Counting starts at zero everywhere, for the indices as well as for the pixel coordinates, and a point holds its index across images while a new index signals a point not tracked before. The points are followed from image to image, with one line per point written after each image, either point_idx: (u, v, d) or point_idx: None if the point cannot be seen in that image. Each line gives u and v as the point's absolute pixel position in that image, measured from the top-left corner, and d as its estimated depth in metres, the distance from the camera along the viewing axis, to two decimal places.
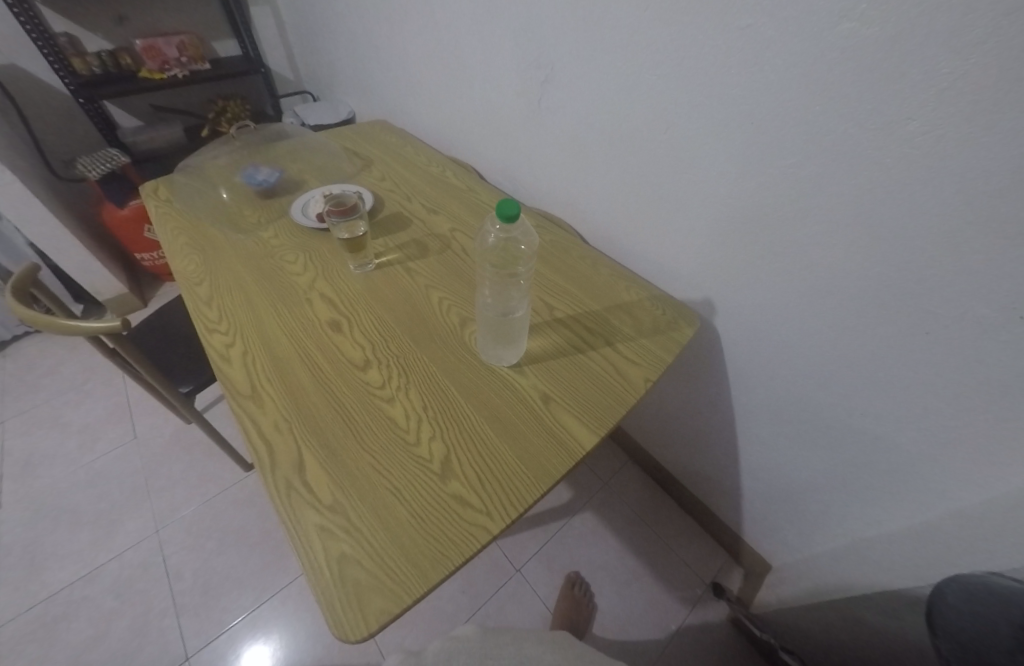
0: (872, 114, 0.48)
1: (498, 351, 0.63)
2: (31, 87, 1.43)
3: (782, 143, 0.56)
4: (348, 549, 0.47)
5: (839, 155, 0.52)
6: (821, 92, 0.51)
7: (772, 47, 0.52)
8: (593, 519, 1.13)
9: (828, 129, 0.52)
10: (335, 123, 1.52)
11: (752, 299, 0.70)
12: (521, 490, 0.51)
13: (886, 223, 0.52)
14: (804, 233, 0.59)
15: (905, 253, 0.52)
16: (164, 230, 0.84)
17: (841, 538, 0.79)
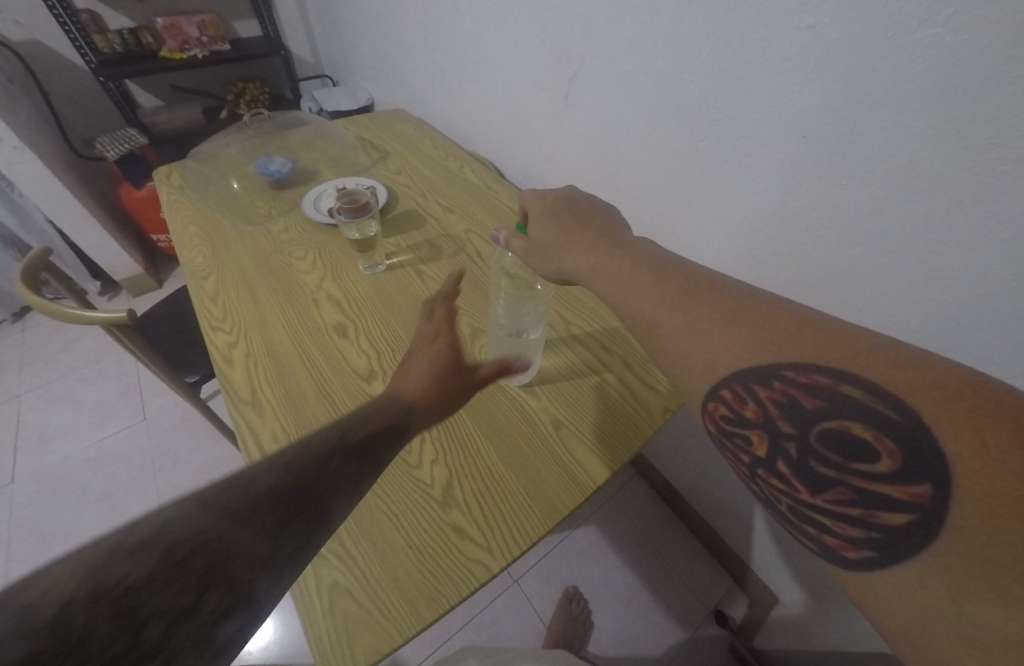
0: (948, 137, 0.39)
1: (509, 369, 0.60)
2: (54, 63, 1.42)
3: (835, 162, 0.48)
4: (341, 577, 0.44)
5: (902, 182, 0.43)
6: (888, 106, 0.42)
7: (830, 54, 0.44)
8: (596, 534, 1.10)
9: (892, 151, 0.43)
10: (353, 110, 1.49)
11: None
12: (526, 525, 0.48)
13: (939, 270, 0.44)
14: (842, 267, 0.52)
15: (958, 306, 0.44)
16: (175, 217, 0.82)
17: None
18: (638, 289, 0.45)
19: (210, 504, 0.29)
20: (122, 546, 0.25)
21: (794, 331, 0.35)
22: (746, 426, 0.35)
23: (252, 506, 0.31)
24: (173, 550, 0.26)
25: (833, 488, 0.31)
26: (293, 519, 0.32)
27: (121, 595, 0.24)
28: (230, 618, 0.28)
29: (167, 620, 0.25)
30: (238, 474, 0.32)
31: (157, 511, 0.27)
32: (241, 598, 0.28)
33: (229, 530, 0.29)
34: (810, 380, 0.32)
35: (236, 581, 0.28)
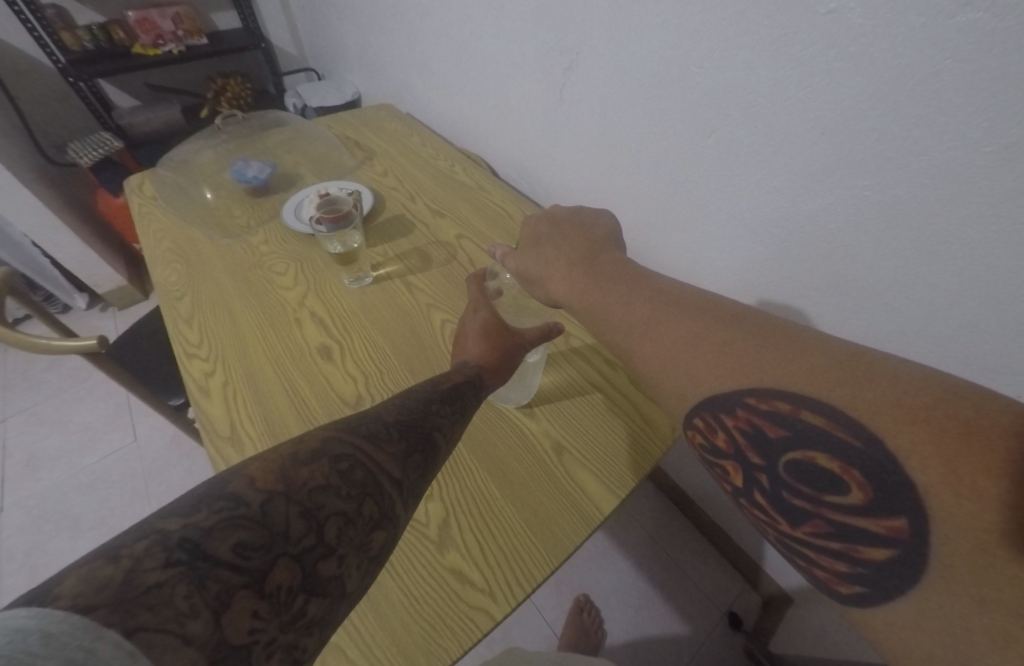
0: (989, 137, 0.34)
1: (504, 392, 0.56)
2: (22, 65, 1.36)
3: (858, 163, 0.43)
4: (333, 634, 0.41)
5: (934, 185, 0.39)
6: (920, 102, 0.37)
7: (853, 44, 0.39)
8: (604, 541, 1.07)
9: (925, 152, 0.38)
10: (339, 105, 1.42)
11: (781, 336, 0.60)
12: (530, 564, 0.44)
13: (974, 281, 0.39)
14: (864, 276, 0.47)
15: (995, 318, 0.39)
16: (147, 232, 0.77)
17: None
18: (602, 312, 0.42)
19: (350, 430, 0.32)
20: (297, 455, 0.29)
21: (762, 345, 0.31)
22: (720, 456, 0.33)
23: (384, 437, 0.33)
24: (335, 463, 0.29)
25: (810, 520, 0.28)
26: (417, 452, 0.34)
27: (302, 496, 0.26)
28: (381, 534, 0.29)
29: (339, 523, 0.27)
30: (371, 410, 0.35)
31: (317, 430, 0.31)
32: (389, 518, 0.30)
33: (373, 453, 0.31)
34: (773, 406, 0.29)
35: (383, 502, 0.30)
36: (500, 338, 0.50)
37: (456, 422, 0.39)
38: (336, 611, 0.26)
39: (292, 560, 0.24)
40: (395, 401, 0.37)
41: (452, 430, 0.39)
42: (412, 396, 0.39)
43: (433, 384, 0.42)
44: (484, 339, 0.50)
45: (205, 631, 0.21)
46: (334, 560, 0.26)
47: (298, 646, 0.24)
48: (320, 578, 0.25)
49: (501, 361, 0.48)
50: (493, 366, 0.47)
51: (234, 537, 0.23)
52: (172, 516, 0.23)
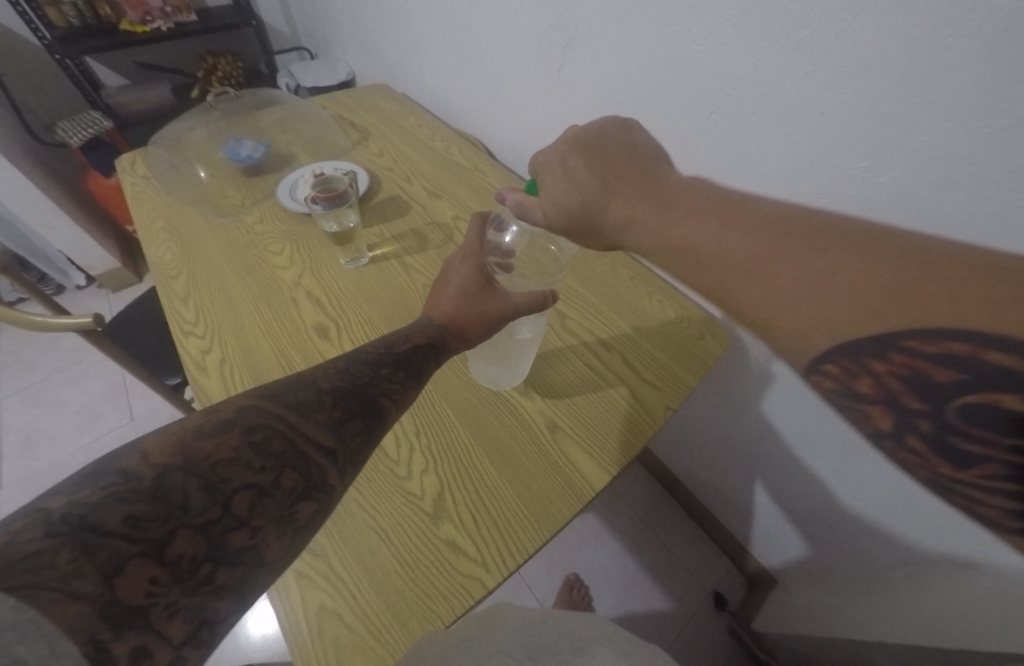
0: (979, 117, 0.34)
1: (492, 369, 0.55)
2: (7, 41, 1.32)
3: (853, 144, 0.43)
4: (330, 601, 0.42)
5: (927, 166, 0.39)
6: (913, 81, 0.37)
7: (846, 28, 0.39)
8: (596, 521, 1.09)
9: (918, 131, 0.38)
10: (333, 85, 1.40)
11: None
12: (523, 537, 0.45)
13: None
14: None
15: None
16: (141, 210, 0.77)
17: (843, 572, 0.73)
18: (689, 249, 0.36)
19: (275, 400, 0.33)
20: (205, 428, 0.29)
21: (927, 269, 0.26)
22: (861, 401, 0.28)
23: (314, 407, 0.34)
24: (247, 434, 0.30)
25: (981, 464, 0.24)
26: (353, 420, 0.35)
27: (205, 470, 0.27)
28: (307, 504, 0.30)
29: (250, 495, 0.28)
30: (301, 380, 0.36)
31: (234, 401, 0.32)
32: (316, 485, 0.31)
33: (295, 423, 0.32)
34: (943, 346, 0.24)
35: (307, 471, 0.31)
36: (474, 301, 0.49)
37: (406, 391, 0.41)
38: (255, 578, 0.27)
39: (195, 529, 0.25)
40: (330, 369, 0.38)
41: (404, 397, 0.40)
42: (353, 364, 0.40)
43: (383, 351, 0.42)
44: (457, 300, 0.50)
45: (96, 589, 0.21)
46: (245, 531, 0.27)
47: (208, 609, 0.25)
48: (231, 548, 0.26)
49: (472, 325, 0.48)
50: (463, 330, 0.48)
51: (126, 509, 0.24)
52: (59, 493, 0.24)
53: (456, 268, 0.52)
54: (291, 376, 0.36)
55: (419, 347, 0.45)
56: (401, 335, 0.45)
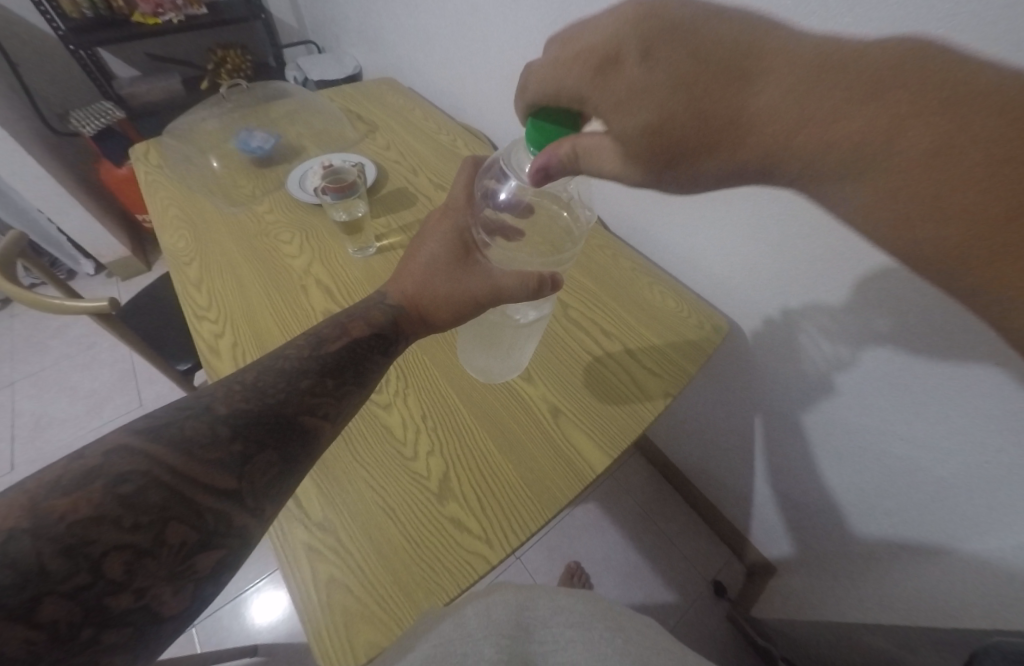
0: None
1: (484, 358, 0.57)
2: (21, 31, 1.34)
3: None
4: (338, 572, 0.44)
5: None
6: None
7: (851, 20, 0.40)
8: (596, 511, 1.11)
9: None
10: (340, 79, 1.41)
11: (765, 306, 0.63)
12: (526, 515, 0.47)
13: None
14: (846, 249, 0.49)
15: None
16: (155, 198, 0.78)
17: (840, 561, 0.74)
18: (948, 165, 0.27)
19: (156, 439, 0.31)
20: (60, 481, 0.27)
21: None
22: None
23: (206, 444, 0.32)
24: (116, 487, 0.28)
25: None
26: (261, 452, 0.34)
27: (63, 531, 0.25)
28: (208, 554, 0.30)
29: (129, 555, 0.27)
30: (191, 408, 0.34)
31: (103, 445, 0.29)
32: (213, 531, 0.30)
33: (178, 467, 0.30)
34: None
35: (202, 518, 0.30)
36: (438, 278, 0.47)
37: (338, 403, 0.40)
38: (149, 630, 0.27)
39: (59, 598, 0.24)
40: (234, 389, 0.36)
41: (334, 411, 0.39)
42: (263, 378, 0.37)
43: (308, 357, 0.40)
44: (420, 283, 0.47)
45: None
46: (129, 593, 0.26)
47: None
48: (111, 611, 0.26)
49: (432, 311, 0.47)
50: (423, 313, 0.47)
51: None
52: None
53: (430, 235, 0.50)
54: (179, 401, 0.34)
55: (363, 340, 0.43)
56: (338, 330, 0.43)
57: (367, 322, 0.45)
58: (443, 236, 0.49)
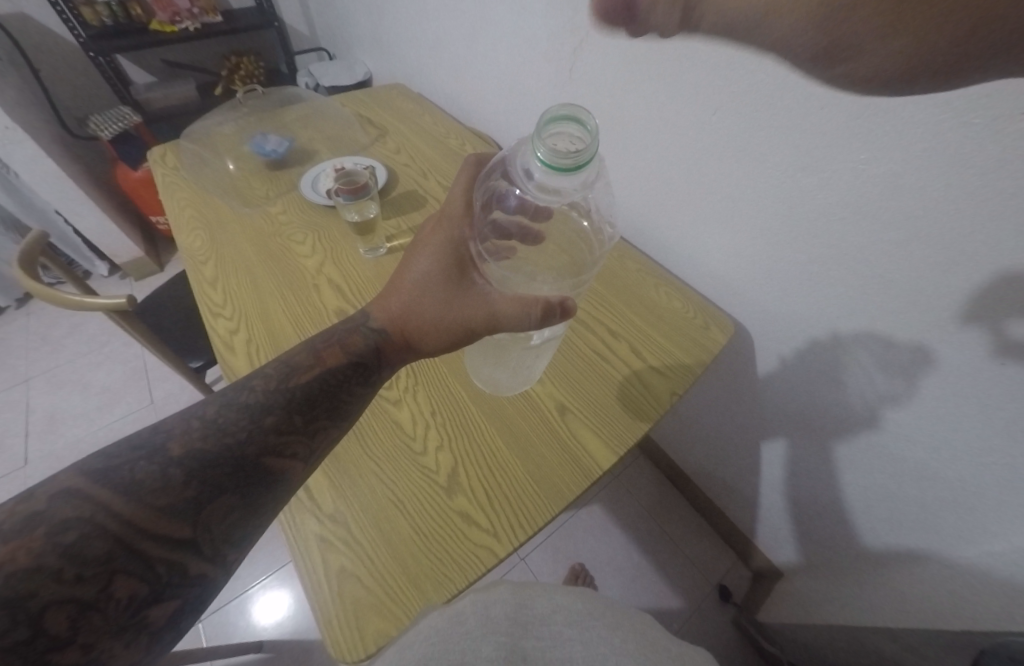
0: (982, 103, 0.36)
1: (491, 370, 0.57)
2: (42, 38, 1.38)
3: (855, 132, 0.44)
4: (349, 564, 0.44)
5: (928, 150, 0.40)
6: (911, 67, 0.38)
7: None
8: (601, 513, 1.11)
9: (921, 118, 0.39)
10: (350, 85, 1.44)
11: (771, 304, 0.63)
12: (533, 510, 0.48)
13: (967, 240, 0.41)
14: (855, 246, 0.49)
15: (981, 280, 0.41)
16: (172, 199, 0.81)
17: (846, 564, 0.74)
18: None
19: (107, 485, 0.32)
20: (5, 528, 0.29)
21: None
22: None
23: (159, 489, 0.33)
24: (58, 539, 0.29)
25: None
26: (220, 497, 0.35)
27: (4, 588, 0.27)
28: (158, 605, 0.32)
29: (71, 611, 0.29)
30: (146, 447, 0.35)
31: (54, 486, 0.31)
32: (167, 582, 0.32)
33: (127, 518, 0.31)
34: None
35: (153, 570, 0.32)
36: (424, 304, 0.45)
37: (308, 440, 0.40)
38: None
39: (1, 653, 0.26)
40: (194, 423, 0.37)
41: (304, 449, 0.40)
42: (226, 413, 0.38)
43: (275, 389, 0.40)
44: (404, 308, 0.45)
45: None
46: (75, 649, 0.28)
47: None
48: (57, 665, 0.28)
49: (415, 339, 0.46)
50: (409, 336, 0.46)
51: None
52: None
53: (421, 247, 0.47)
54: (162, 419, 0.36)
55: (339, 370, 0.43)
56: (311, 358, 0.43)
57: (343, 346, 0.44)
58: (434, 252, 0.46)
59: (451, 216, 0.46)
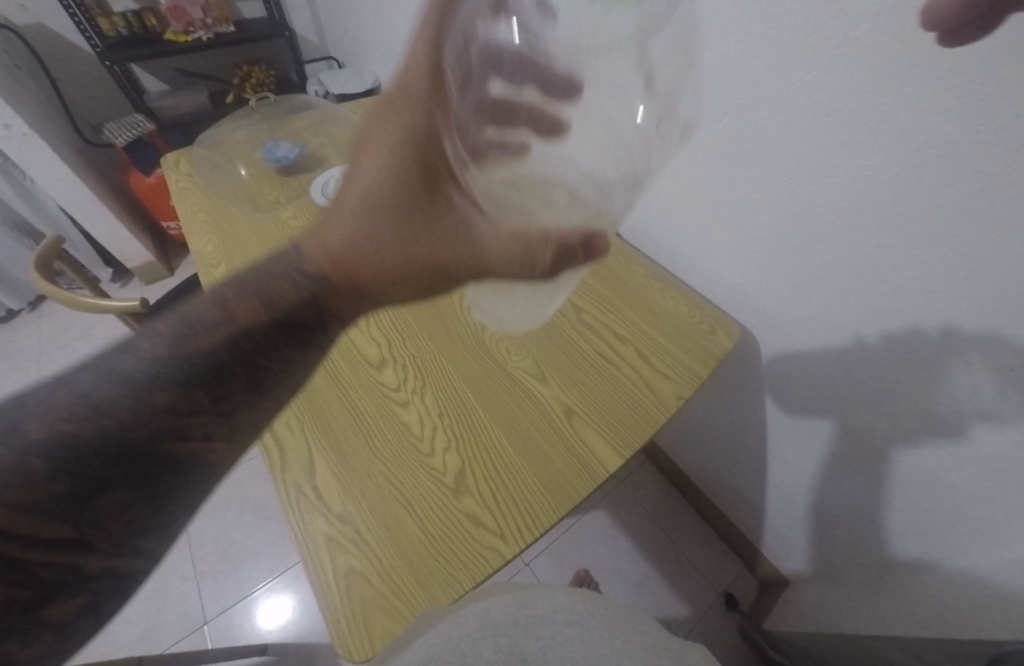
0: (986, 136, 0.33)
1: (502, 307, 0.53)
2: (60, 48, 1.41)
3: (854, 155, 0.42)
4: (357, 562, 0.45)
5: (925, 179, 0.38)
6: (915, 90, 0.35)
7: (847, 35, 0.37)
8: (606, 518, 1.11)
9: (923, 146, 0.37)
10: (360, 93, 1.47)
11: (775, 315, 0.63)
12: (539, 512, 0.48)
13: (957, 258, 0.39)
14: (855, 268, 0.48)
15: (975, 299, 0.40)
16: (184, 204, 0.82)
17: (852, 573, 0.74)
18: None
19: None
20: None
21: None
22: None
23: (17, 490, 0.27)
24: None
25: None
26: (115, 490, 0.31)
27: None
28: (49, 603, 0.29)
29: None
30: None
31: None
32: (55, 585, 0.29)
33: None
34: None
35: (34, 575, 0.28)
36: (369, 249, 0.37)
37: (223, 418, 0.35)
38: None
39: None
40: (62, 393, 0.30)
41: (219, 428, 0.35)
42: (101, 386, 0.30)
43: (171, 356, 0.33)
44: (346, 253, 0.38)
45: None
46: None
47: None
48: None
49: (358, 292, 0.39)
50: (361, 279, 0.38)
51: None
52: None
53: (373, 158, 0.37)
54: None
55: (258, 329, 0.36)
56: (219, 313, 0.35)
57: (266, 299, 0.37)
58: (391, 165, 0.36)
59: (411, 115, 0.35)
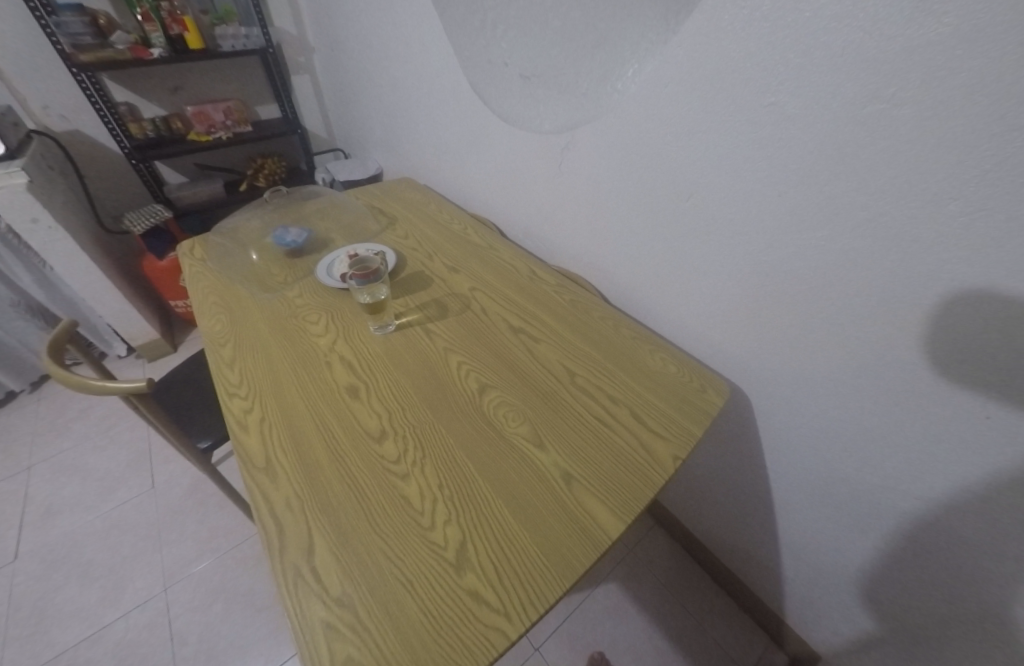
0: (909, 193, 0.46)
1: None
2: (88, 150, 1.56)
3: (810, 217, 0.55)
4: (356, 652, 0.43)
5: (872, 230, 0.50)
6: (847, 162, 0.49)
7: (786, 131, 0.53)
8: (617, 594, 1.05)
9: (864, 204, 0.50)
10: (364, 179, 1.60)
11: (764, 365, 0.68)
12: (543, 584, 0.47)
13: (913, 289, 0.49)
14: (828, 309, 0.57)
15: (952, 328, 0.48)
16: (197, 288, 0.87)
17: (885, 638, 0.70)
18: None
19: None
20: None
21: None
22: None
23: None
24: None
25: None
26: None
27: None
28: None
29: None
30: None
31: None
32: None
33: None
34: None
35: None
36: None
37: None
38: None
39: None
40: None
41: None
42: None
43: None
44: None
45: None
46: None
47: None
48: None
49: None
50: None
51: None
52: None
53: None
54: None
55: None
56: None
57: None
58: None
59: None
